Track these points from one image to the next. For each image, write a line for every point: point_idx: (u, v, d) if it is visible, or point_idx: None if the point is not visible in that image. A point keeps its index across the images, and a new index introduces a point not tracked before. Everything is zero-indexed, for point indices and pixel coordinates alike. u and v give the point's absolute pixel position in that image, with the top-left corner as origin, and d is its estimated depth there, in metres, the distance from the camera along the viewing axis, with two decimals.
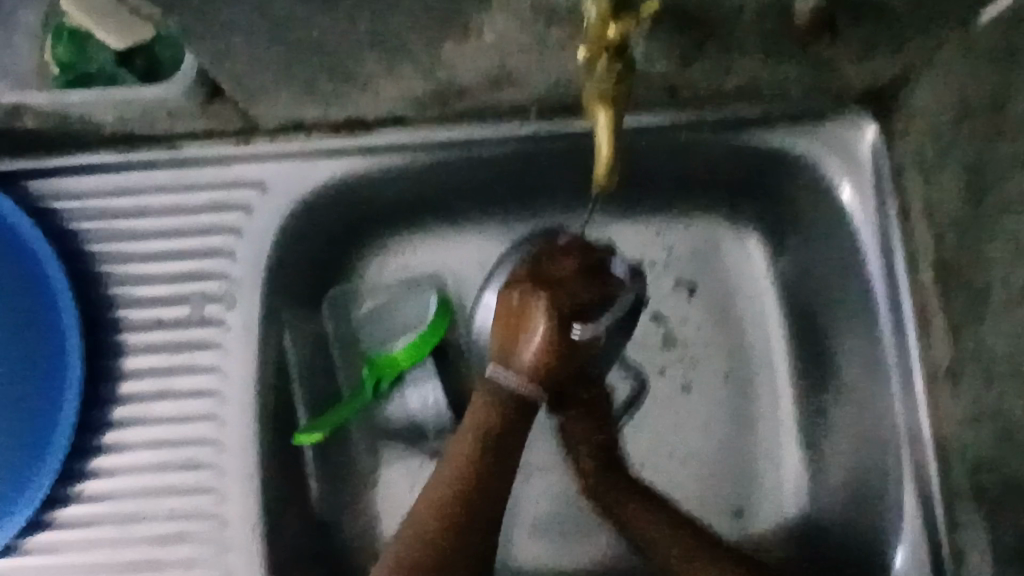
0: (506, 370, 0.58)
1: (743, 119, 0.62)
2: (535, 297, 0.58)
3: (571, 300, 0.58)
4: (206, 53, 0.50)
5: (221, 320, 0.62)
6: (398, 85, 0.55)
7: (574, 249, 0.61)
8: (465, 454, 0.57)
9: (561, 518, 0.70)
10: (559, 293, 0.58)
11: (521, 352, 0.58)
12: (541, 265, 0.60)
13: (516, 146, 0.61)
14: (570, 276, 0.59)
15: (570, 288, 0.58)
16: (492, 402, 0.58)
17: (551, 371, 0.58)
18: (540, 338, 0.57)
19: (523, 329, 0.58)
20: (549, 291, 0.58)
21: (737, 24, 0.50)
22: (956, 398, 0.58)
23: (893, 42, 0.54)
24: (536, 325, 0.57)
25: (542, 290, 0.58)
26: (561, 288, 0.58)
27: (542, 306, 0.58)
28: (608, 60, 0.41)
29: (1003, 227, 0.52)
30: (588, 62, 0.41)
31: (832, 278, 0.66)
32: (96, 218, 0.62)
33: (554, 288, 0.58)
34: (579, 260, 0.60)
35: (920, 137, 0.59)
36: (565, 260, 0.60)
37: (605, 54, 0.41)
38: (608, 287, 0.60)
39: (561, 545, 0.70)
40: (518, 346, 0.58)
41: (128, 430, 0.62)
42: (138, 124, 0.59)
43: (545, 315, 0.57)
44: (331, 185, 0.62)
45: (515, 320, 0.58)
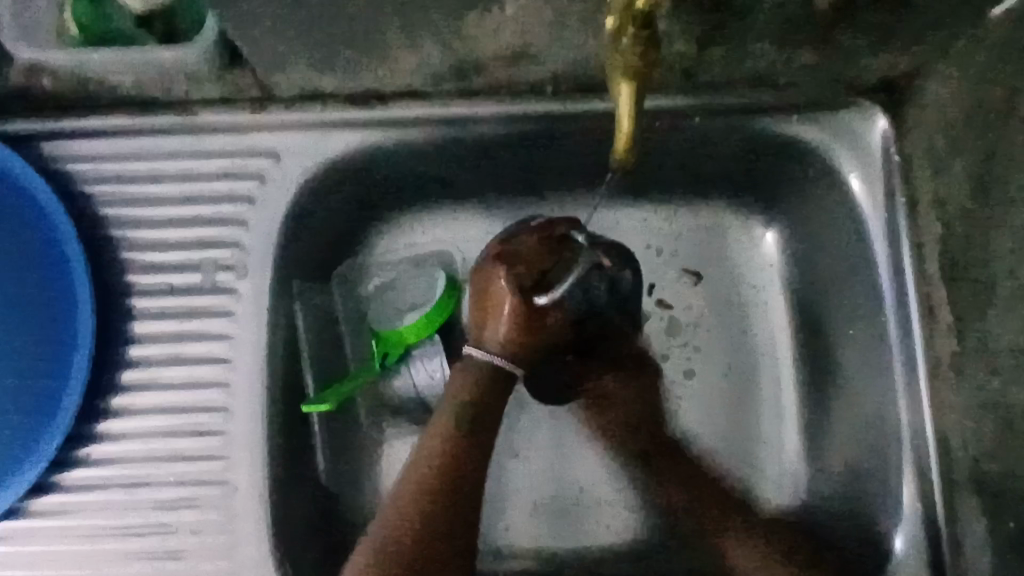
0: (478, 347, 0.60)
1: (756, 105, 0.63)
2: (496, 275, 0.58)
3: (532, 275, 0.58)
4: (229, 17, 0.50)
5: (232, 289, 0.62)
6: (417, 57, 0.56)
7: (539, 228, 0.59)
8: (439, 434, 0.58)
9: (559, 496, 0.71)
10: (517, 268, 0.58)
11: (490, 329, 0.59)
12: (508, 243, 0.59)
13: (531, 124, 0.62)
14: (529, 248, 0.58)
15: (527, 260, 0.58)
16: (468, 375, 0.59)
17: (524, 342, 0.59)
18: (503, 315, 0.58)
19: (489, 307, 0.58)
20: (506, 266, 0.58)
21: (757, 7, 0.51)
22: (958, 387, 0.59)
23: (908, 32, 0.55)
24: (499, 301, 0.58)
25: (501, 267, 0.58)
26: (522, 264, 0.58)
27: (501, 281, 0.58)
28: (636, 29, 0.41)
29: (1011, 218, 0.52)
30: (615, 35, 0.42)
31: (839, 267, 0.66)
32: (110, 183, 0.62)
33: (513, 262, 0.58)
34: (537, 232, 0.58)
35: (931, 129, 0.59)
36: (525, 234, 0.59)
37: (633, 24, 0.41)
38: (569, 257, 0.57)
39: (558, 523, 0.70)
40: (489, 323, 0.59)
41: (136, 395, 0.62)
42: (156, 89, 0.59)
43: (507, 293, 0.57)
44: (346, 157, 0.62)
45: (481, 300, 0.59)
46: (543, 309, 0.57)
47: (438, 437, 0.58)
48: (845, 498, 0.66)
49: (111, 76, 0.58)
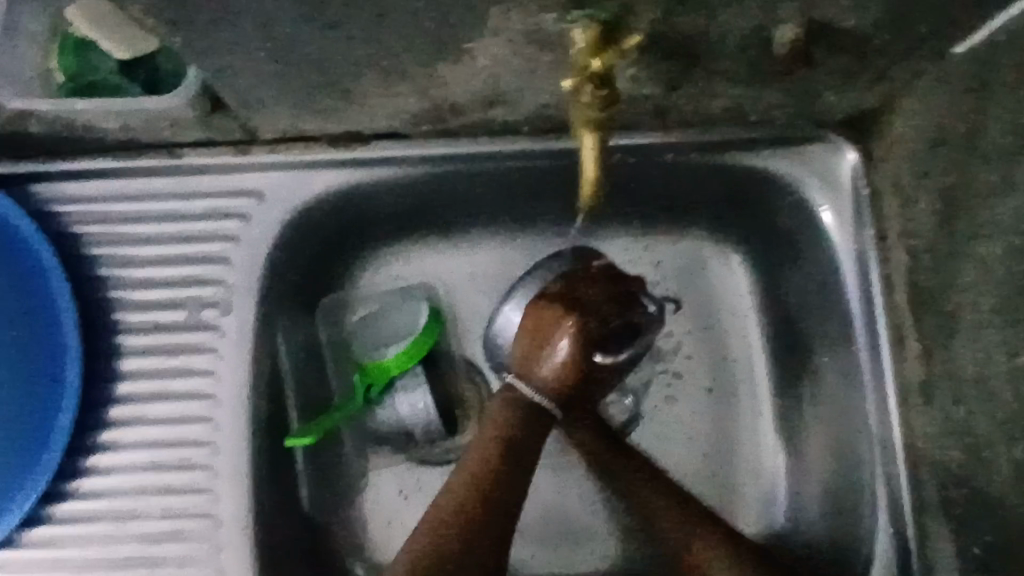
0: (524, 380, 0.60)
1: (726, 141, 0.64)
2: (564, 318, 0.59)
3: (598, 326, 0.60)
4: (210, 68, 0.52)
5: (217, 326, 0.64)
6: (394, 101, 0.57)
7: (603, 277, 0.63)
8: (484, 451, 0.57)
9: (553, 523, 0.71)
10: (589, 317, 0.60)
11: (543, 367, 0.59)
12: (575, 286, 0.62)
13: (508, 162, 0.64)
14: (601, 303, 0.61)
15: (598, 313, 0.60)
16: (512, 408, 0.59)
17: (568, 387, 0.60)
18: (560, 357, 0.59)
19: (548, 342, 0.59)
20: (579, 315, 0.59)
21: (720, 54, 0.53)
22: (927, 417, 0.60)
23: (870, 73, 0.56)
24: (561, 340, 0.59)
25: (571, 312, 0.59)
26: (591, 312, 0.60)
27: (570, 326, 0.59)
28: (592, 88, 0.43)
29: (973, 253, 0.54)
30: (574, 91, 0.44)
31: (811, 296, 0.68)
32: (98, 223, 0.64)
33: (585, 311, 0.60)
34: (608, 288, 0.62)
35: (897, 165, 0.61)
36: (598, 288, 0.61)
37: (590, 82, 0.43)
38: (631, 314, 0.62)
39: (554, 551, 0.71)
40: (542, 359, 0.59)
41: (123, 430, 0.63)
42: (141, 132, 0.61)
43: (572, 336, 0.59)
44: (328, 195, 0.64)
45: (541, 332, 0.60)
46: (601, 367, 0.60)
47: (481, 455, 0.57)
48: (825, 526, 0.66)
49: (97, 123, 0.59)
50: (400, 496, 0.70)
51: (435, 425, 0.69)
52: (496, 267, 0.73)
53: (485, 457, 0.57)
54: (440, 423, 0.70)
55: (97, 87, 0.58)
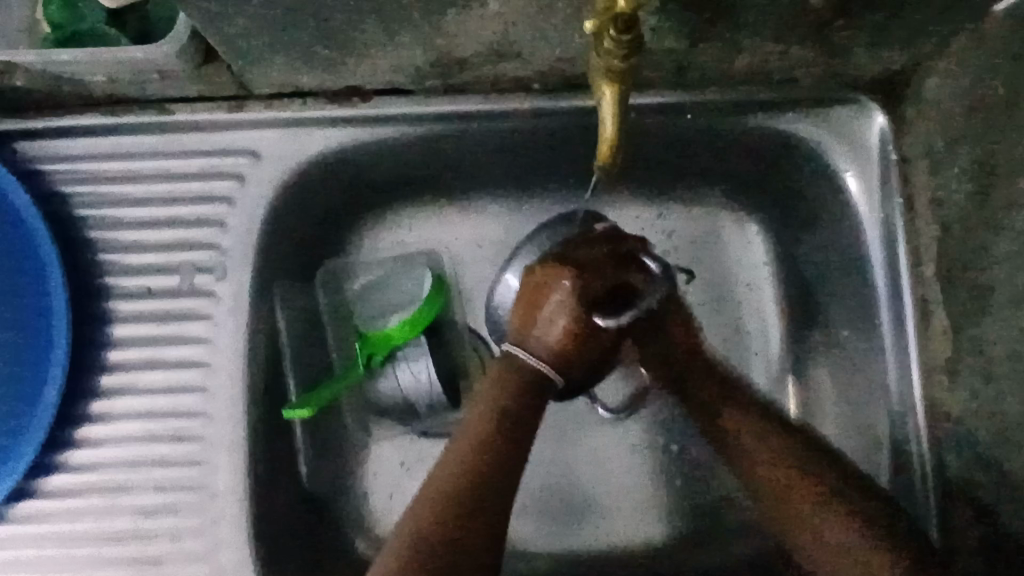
0: (521, 347, 0.54)
1: (748, 101, 0.61)
2: (559, 276, 0.54)
3: (598, 284, 0.54)
4: (200, 14, 0.49)
5: (211, 292, 0.61)
6: (398, 54, 0.54)
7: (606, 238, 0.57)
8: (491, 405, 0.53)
9: (555, 494, 0.69)
10: (585, 274, 0.54)
11: (540, 330, 0.54)
12: (573, 248, 0.56)
13: (518, 122, 0.60)
14: (599, 263, 0.55)
15: (595, 271, 0.54)
16: (507, 377, 0.54)
17: (567, 353, 0.53)
18: (557, 317, 0.53)
19: (543, 303, 0.54)
20: (576, 272, 0.54)
21: (748, 4, 0.49)
22: (953, 395, 0.57)
23: (907, 29, 0.53)
24: (554, 299, 0.53)
25: (567, 269, 0.54)
26: (589, 270, 0.54)
27: (566, 283, 0.53)
28: (615, 33, 0.39)
29: (1011, 223, 0.51)
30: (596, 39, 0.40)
31: (833, 268, 0.65)
32: (86, 183, 0.61)
33: (581, 269, 0.54)
34: (608, 249, 0.56)
35: (930, 130, 0.58)
36: (597, 248, 0.55)
37: (613, 27, 0.39)
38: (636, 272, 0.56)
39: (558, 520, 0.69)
40: (537, 321, 0.54)
41: (115, 399, 0.61)
42: (129, 85, 0.57)
43: (568, 294, 0.53)
44: (328, 155, 0.61)
45: (536, 296, 0.54)
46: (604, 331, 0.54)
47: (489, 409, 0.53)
48: None
49: (82, 74, 0.55)
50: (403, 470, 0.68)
51: (439, 396, 0.67)
52: (503, 233, 0.70)
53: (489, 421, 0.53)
54: (444, 395, 0.67)
55: (81, 36, 0.54)
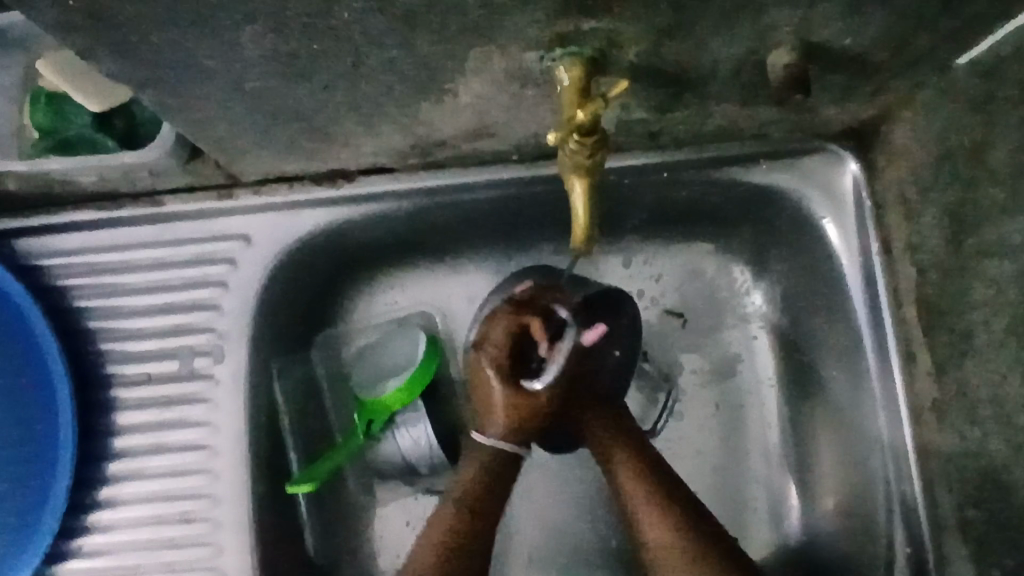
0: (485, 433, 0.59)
1: (725, 157, 0.62)
2: (480, 363, 0.58)
3: (514, 354, 0.58)
4: (186, 122, 0.51)
5: (211, 374, 0.62)
6: (377, 141, 0.55)
7: (515, 301, 0.60)
8: (474, 474, 0.58)
9: (555, 538, 0.69)
10: (499, 353, 0.58)
11: (490, 417, 0.58)
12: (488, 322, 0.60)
13: (499, 191, 0.62)
14: (507, 339, 0.58)
15: (509, 345, 0.58)
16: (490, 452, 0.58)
17: (523, 426, 0.58)
18: (495, 401, 0.57)
19: (480, 391, 0.58)
20: (493, 353, 0.58)
21: (712, 78, 0.50)
22: (942, 434, 0.58)
23: (870, 86, 0.54)
24: (489, 389, 0.58)
25: (485, 355, 0.58)
26: (504, 347, 0.58)
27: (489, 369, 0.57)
28: (579, 137, 0.44)
29: (983, 271, 0.52)
30: (557, 143, 0.45)
31: (817, 310, 0.66)
32: (86, 276, 0.62)
33: (495, 349, 0.58)
34: (513, 314, 0.58)
35: (901, 178, 0.59)
36: (498, 324, 0.58)
37: (574, 137, 0.44)
38: (551, 327, 0.58)
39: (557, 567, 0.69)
40: (484, 412, 0.59)
41: (125, 485, 0.62)
42: (120, 183, 0.59)
43: (495, 379, 0.57)
44: (317, 233, 0.62)
45: (476, 384, 0.59)
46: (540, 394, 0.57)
47: (471, 477, 0.58)
48: (841, 544, 0.65)
49: (75, 178, 0.58)
50: (407, 530, 0.69)
51: (439, 458, 0.68)
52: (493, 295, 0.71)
53: (474, 480, 0.58)
54: (446, 456, 0.68)
55: (71, 142, 0.57)
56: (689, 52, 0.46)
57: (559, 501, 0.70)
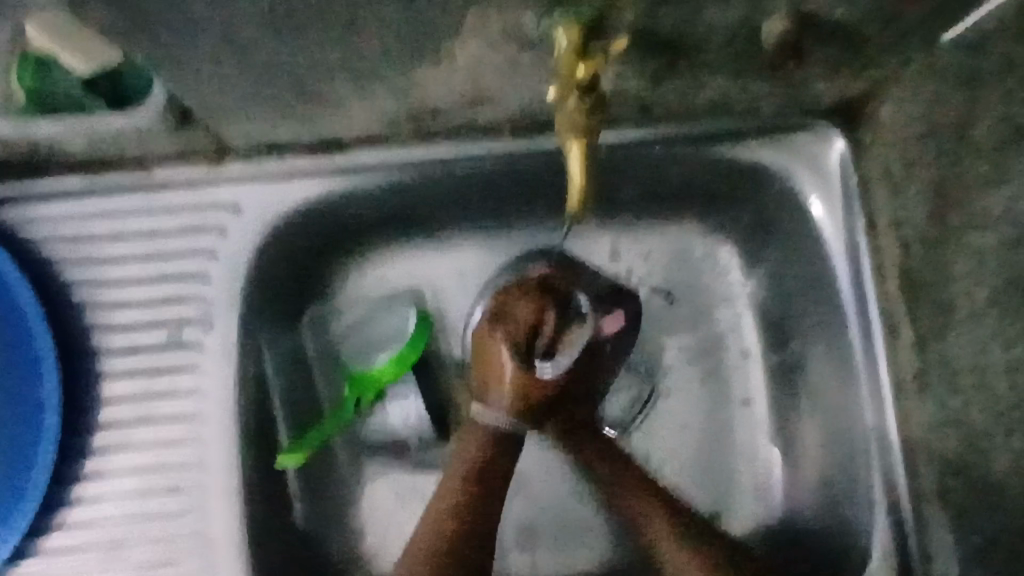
0: (486, 407, 0.60)
1: (716, 132, 0.63)
2: (495, 337, 0.60)
3: (528, 335, 0.60)
4: (181, 83, 0.50)
5: (199, 344, 0.62)
6: (373, 108, 0.55)
7: (532, 287, 0.62)
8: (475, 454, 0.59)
9: (543, 514, 0.69)
10: (515, 331, 0.60)
11: (496, 391, 0.60)
12: (505, 302, 0.62)
13: (491, 164, 0.62)
14: (527, 319, 0.60)
15: (526, 325, 0.60)
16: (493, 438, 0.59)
17: (530, 405, 0.59)
18: (507, 376, 0.59)
19: (491, 364, 0.60)
20: (509, 330, 0.60)
21: (706, 49, 0.51)
22: (921, 404, 0.59)
23: (858, 62, 0.55)
24: (503, 362, 0.59)
25: (500, 330, 0.60)
26: (519, 327, 0.60)
27: (503, 343, 0.60)
28: (579, 95, 0.44)
29: (966, 241, 0.53)
30: (561, 97, 0.45)
31: (802, 287, 0.67)
32: (71, 246, 0.61)
33: (511, 327, 0.60)
34: (534, 298, 0.61)
35: (886, 155, 0.60)
36: (520, 303, 0.61)
37: (576, 91, 0.44)
38: (566, 314, 0.61)
39: (546, 543, 0.69)
40: (491, 386, 0.60)
41: (106, 456, 0.61)
42: (108, 148, 0.58)
43: (510, 353, 0.59)
44: (308, 204, 0.62)
45: (487, 357, 0.61)
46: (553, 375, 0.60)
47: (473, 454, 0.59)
48: (826, 516, 0.66)
49: (63, 144, 0.57)
50: (395, 506, 0.69)
51: (427, 432, 0.69)
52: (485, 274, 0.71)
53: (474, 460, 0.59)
54: (433, 431, 0.70)
55: (60, 105, 0.56)
56: (684, 20, 0.47)
57: (547, 480, 0.70)
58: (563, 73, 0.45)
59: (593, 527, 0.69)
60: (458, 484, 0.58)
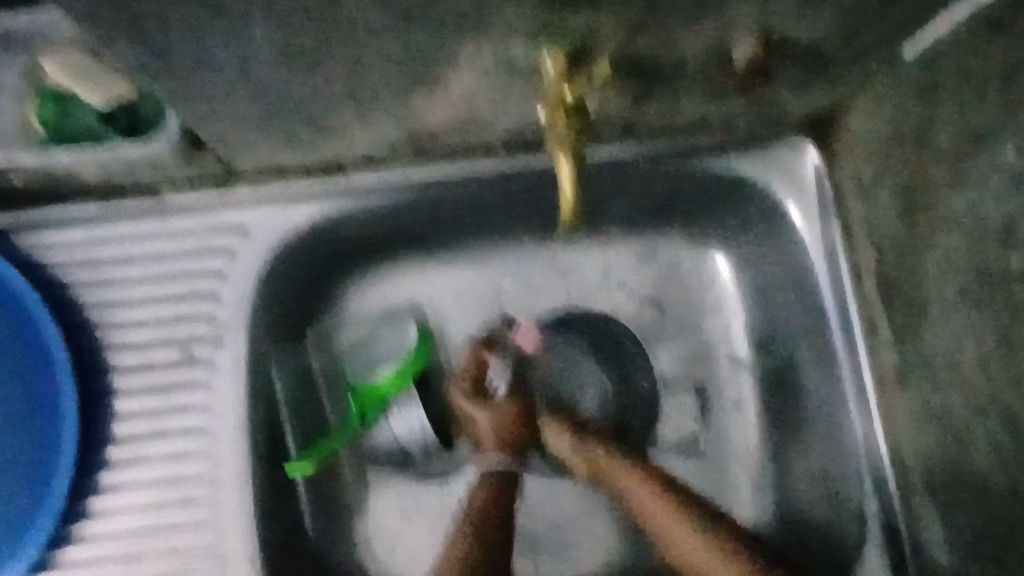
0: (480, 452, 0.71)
1: (697, 147, 0.66)
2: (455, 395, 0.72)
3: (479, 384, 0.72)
4: (191, 114, 0.53)
5: (211, 361, 0.64)
6: (373, 132, 0.59)
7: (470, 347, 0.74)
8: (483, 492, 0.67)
9: (545, 521, 0.72)
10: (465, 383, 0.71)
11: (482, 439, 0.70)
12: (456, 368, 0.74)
13: (485, 183, 0.66)
14: (473, 371, 0.72)
15: (473, 377, 0.71)
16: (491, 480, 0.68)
17: (512, 436, 0.70)
18: (480, 426, 0.70)
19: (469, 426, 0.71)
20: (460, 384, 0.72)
21: (681, 70, 0.54)
22: (902, 400, 0.62)
23: (824, 79, 0.59)
24: (474, 420, 0.70)
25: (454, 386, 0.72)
26: (468, 380, 0.71)
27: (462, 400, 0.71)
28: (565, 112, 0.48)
29: (933, 241, 0.56)
30: (550, 119, 0.50)
31: (785, 291, 0.70)
32: (86, 270, 0.64)
33: (462, 384, 0.72)
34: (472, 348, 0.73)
35: (857, 164, 0.63)
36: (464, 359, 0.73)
37: (564, 112, 0.49)
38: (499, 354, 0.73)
39: (546, 550, 0.71)
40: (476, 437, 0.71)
41: (122, 471, 0.63)
42: (123, 177, 0.61)
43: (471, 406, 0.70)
44: (313, 225, 0.65)
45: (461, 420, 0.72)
46: (501, 399, 0.71)
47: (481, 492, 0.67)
48: (819, 515, 0.67)
49: (79, 173, 0.60)
50: (400, 518, 0.71)
51: (431, 441, 0.72)
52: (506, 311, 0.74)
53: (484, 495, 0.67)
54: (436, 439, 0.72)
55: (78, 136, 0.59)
56: (659, 44, 0.50)
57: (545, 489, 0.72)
58: (551, 96, 0.49)
59: (593, 531, 0.71)
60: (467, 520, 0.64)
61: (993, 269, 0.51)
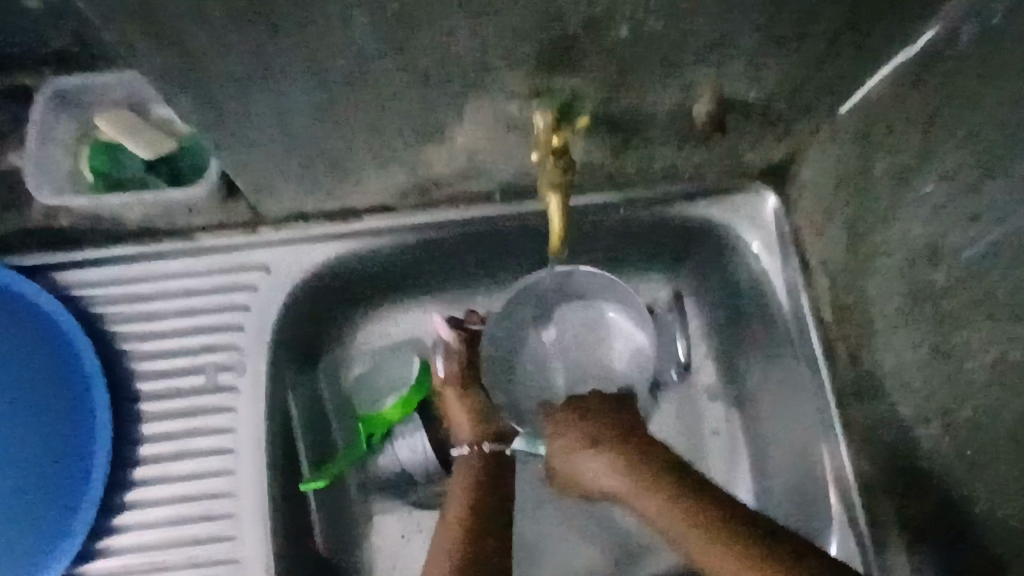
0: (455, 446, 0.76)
1: (671, 195, 0.75)
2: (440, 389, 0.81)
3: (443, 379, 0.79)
4: (231, 162, 0.61)
5: (234, 386, 0.70)
6: (386, 180, 0.67)
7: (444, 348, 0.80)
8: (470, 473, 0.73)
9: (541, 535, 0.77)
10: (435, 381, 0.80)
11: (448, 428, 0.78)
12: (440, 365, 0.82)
13: (485, 226, 0.74)
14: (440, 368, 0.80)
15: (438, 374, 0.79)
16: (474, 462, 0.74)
17: (469, 423, 0.76)
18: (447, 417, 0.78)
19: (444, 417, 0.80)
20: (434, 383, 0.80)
21: (653, 125, 0.64)
22: (859, 413, 0.68)
23: (776, 134, 0.68)
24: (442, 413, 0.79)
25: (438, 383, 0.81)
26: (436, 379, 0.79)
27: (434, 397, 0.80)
28: (554, 161, 0.57)
29: (876, 268, 0.64)
30: (540, 162, 0.59)
31: (753, 321, 0.78)
32: (120, 304, 0.71)
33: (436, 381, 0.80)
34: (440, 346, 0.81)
35: (811, 206, 0.72)
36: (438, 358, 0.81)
37: (552, 157, 0.57)
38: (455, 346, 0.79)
39: (544, 563, 0.76)
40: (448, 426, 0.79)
41: (147, 489, 0.68)
42: (159, 219, 0.70)
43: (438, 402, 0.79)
44: (329, 263, 0.73)
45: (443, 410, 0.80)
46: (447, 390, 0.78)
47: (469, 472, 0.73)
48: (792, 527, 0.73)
49: (121, 212, 0.69)
50: (403, 539, 0.77)
51: (434, 467, 0.77)
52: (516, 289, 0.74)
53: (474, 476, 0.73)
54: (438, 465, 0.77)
55: (125, 182, 0.67)
56: (632, 103, 0.60)
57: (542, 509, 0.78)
58: (541, 143, 0.58)
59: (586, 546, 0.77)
60: (462, 501, 0.70)
61: (925, 289, 0.59)
